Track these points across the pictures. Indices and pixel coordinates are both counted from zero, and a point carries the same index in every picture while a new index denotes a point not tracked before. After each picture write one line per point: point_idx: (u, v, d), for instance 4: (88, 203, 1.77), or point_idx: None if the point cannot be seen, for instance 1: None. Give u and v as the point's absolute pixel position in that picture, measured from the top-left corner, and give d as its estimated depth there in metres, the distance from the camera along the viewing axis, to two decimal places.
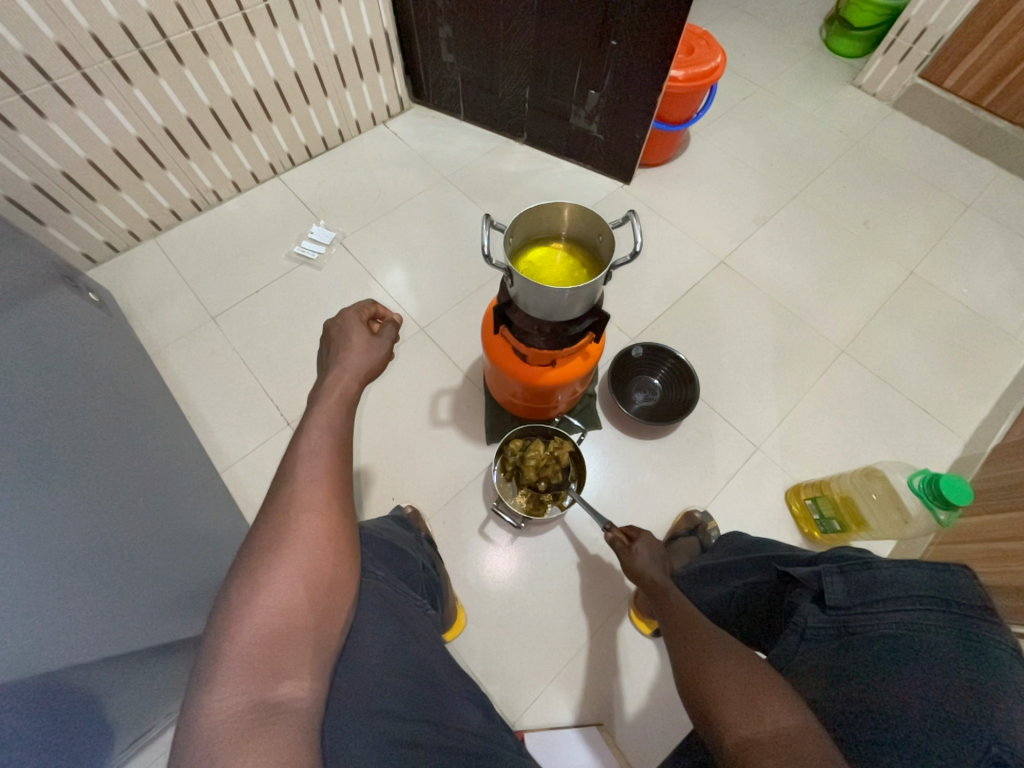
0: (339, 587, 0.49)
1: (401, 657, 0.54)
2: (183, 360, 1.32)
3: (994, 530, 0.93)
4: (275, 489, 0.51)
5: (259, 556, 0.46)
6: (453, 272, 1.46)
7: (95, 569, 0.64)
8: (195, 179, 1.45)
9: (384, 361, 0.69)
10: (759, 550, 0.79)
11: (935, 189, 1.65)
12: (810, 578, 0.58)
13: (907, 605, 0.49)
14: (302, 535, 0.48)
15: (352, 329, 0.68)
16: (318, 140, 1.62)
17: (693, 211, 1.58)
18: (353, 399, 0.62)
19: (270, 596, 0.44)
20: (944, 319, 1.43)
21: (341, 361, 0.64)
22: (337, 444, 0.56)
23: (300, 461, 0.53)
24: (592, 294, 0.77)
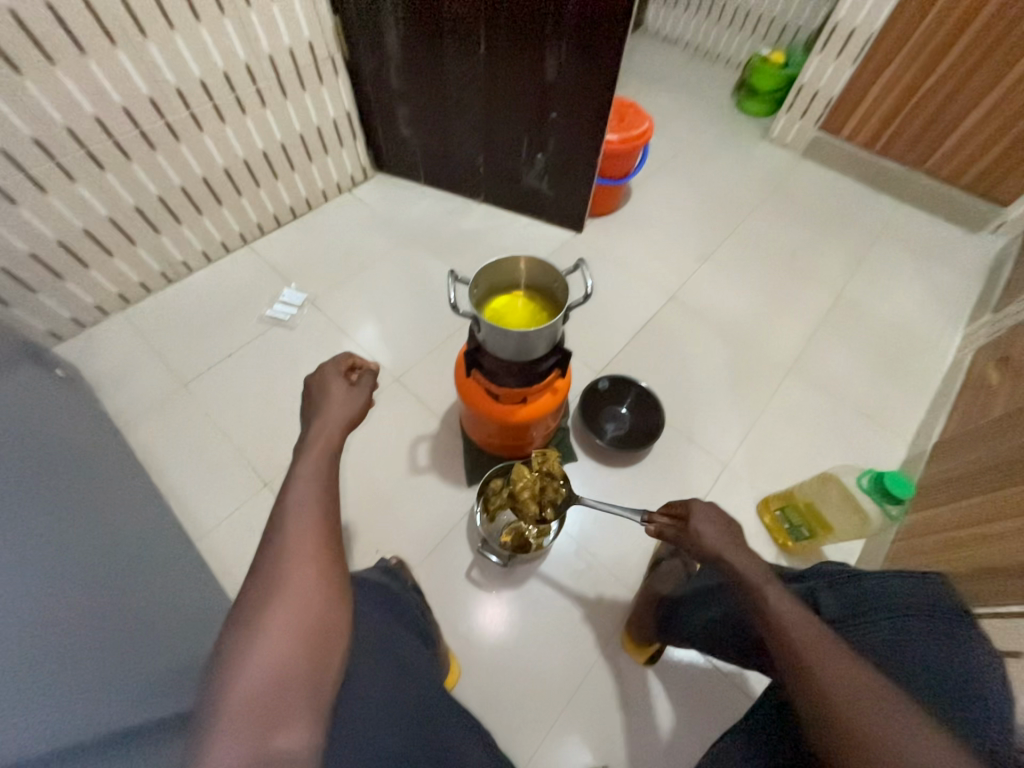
0: (336, 631, 0.49)
1: (401, 697, 0.57)
2: (154, 429, 1.30)
3: (943, 521, 1.01)
4: (266, 539, 0.52)
5: (253, 608, 0.47)
6: (424, 323, 1.52)
7: (67, 651, 0.61)
8: (166, 252, 1.49)
9: (365, 407, 0.71)
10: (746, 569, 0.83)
11: (848, 222, 1.87)
12: (806, 594, 0.68)
13: (899, 618, 0.59)
14: (293, 582, 0.48)
15: (332, 383, 0.71)
16: (286, 209, 1.70)
17: (641, 253, 1.72)
18: (338, 446, 0.64)
19: (264, 646, 0.44)
20: (874, 333, 1.58)
21: (323, 413, 0.67)
22: (324, 490, 0.57)
23: (288, 509, 0.54)
24: (553, 333, 0.84)
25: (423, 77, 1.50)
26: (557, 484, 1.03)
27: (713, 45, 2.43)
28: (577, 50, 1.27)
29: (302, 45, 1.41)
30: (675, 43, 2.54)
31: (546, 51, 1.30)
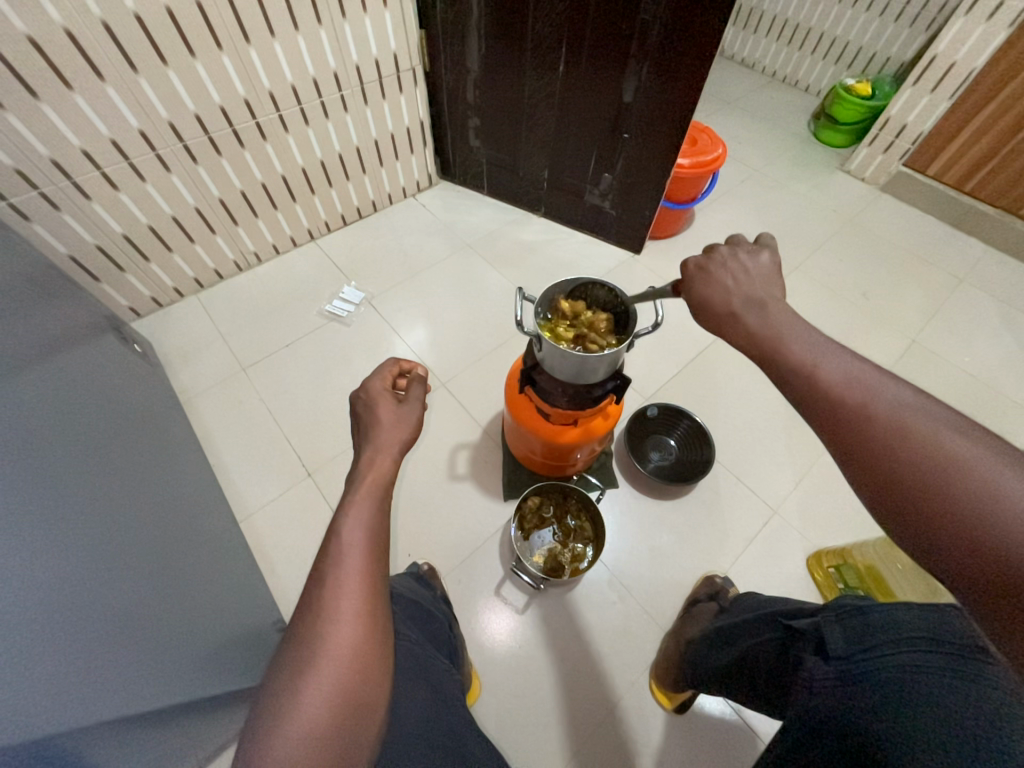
0: (371, 700, 0.47)
1: (434, 727, 0.56)
2: (212, 409, 1.36)
3: None
4: (314, 582, 0.51)
5: (294, 666, 0.46)
6: (474, 331, 1.53)
7: (121, 620, 0.63)
8: (240, 242, 1.57)
9: (415, 434, 0.70)
10: (771, 608, 0.79)
11: (929, 264, 1.75)
12: (812, 630, 0.61)
13: (902, 647, 0.49)
14: (335, 644, 0.47)
15: (382, 406, 0.70)
16: (353, 209, 1.76)
17: None
18: (388, 478, 0.62)
19: (302, 712, 0.43)
20: (951, 386, 1.47)
21: (374, 440, 0.66)
22: (371, 537, 0.55)
23: (334, 558, 0.53)
24: (615, 358, 0.82)
25: (499, 92, 1.53)
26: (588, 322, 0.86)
27: (793, 71, 2.36)
28: (659, 72, 1.26)
29: (388, 55, 1.46)
30: (752, 68, 2.48)
31: (626, 71, 1.29)
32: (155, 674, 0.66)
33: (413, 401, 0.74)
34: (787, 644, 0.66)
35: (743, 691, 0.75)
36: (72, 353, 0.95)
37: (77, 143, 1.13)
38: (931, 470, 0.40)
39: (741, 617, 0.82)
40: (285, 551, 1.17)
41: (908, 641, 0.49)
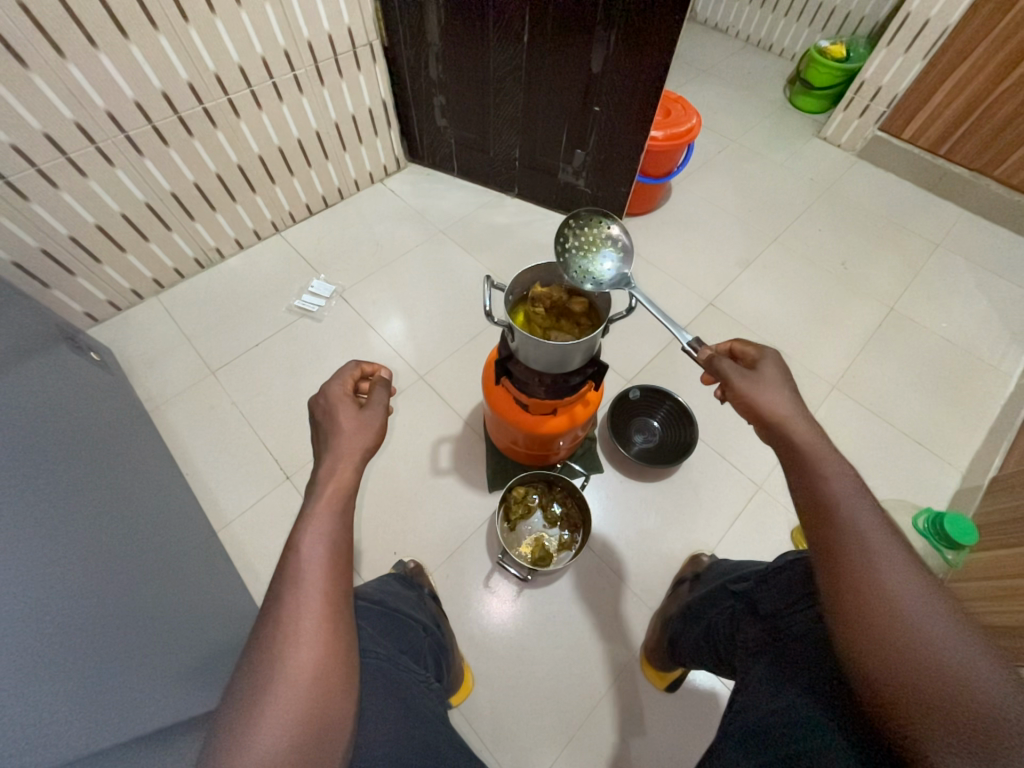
0: (335, 721, 0.46)
1: (408, 744, 0.55)
2: (182, 416, 1.31)
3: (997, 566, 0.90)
4: (271, 603, 0.49)
5: (249, 693, 0.44)
6: (451, 320, 1.49)
7: (83, 646, 0.59)
8: (199, 239, 1.50)
9: (379, 439, 0.67)
10: (727, 575, 0.85)
11: (905, 230, 1.75)
12: (749, 595, 0.71)
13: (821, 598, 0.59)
14: (293, 668, 0.45)
15: (343, 413, 0.67)
16: (318, 198, 1.68)
17: (679, 257, 1.65)
18: (350, 487, 0.60)
19: (259, 743, 0.41)
20: (929, 352, 1.48)
21: (335, 449, 0.62)
22: (332, 552, 0.53)
23: (293, 576, 0.50)
24: (591, 345, 0.79)
25: (463, 66, 1.45)
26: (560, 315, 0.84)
27: (767, 35, 2.30)
28: (628, 40, 1.20)
29: (342, 30, 1.37)
30: (725, 32, 2.41)
31: (593, 40, 1.23)
32: (133, 698, 0.62)
33: (376, 404, 0.70)
34: (733, 611, 0.74)
35: (718, 666, 0.76)
36: (22, 365, 0.90)
37: (6, 139, 1.05)
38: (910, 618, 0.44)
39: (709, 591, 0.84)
40: (266, 557, 1.15)
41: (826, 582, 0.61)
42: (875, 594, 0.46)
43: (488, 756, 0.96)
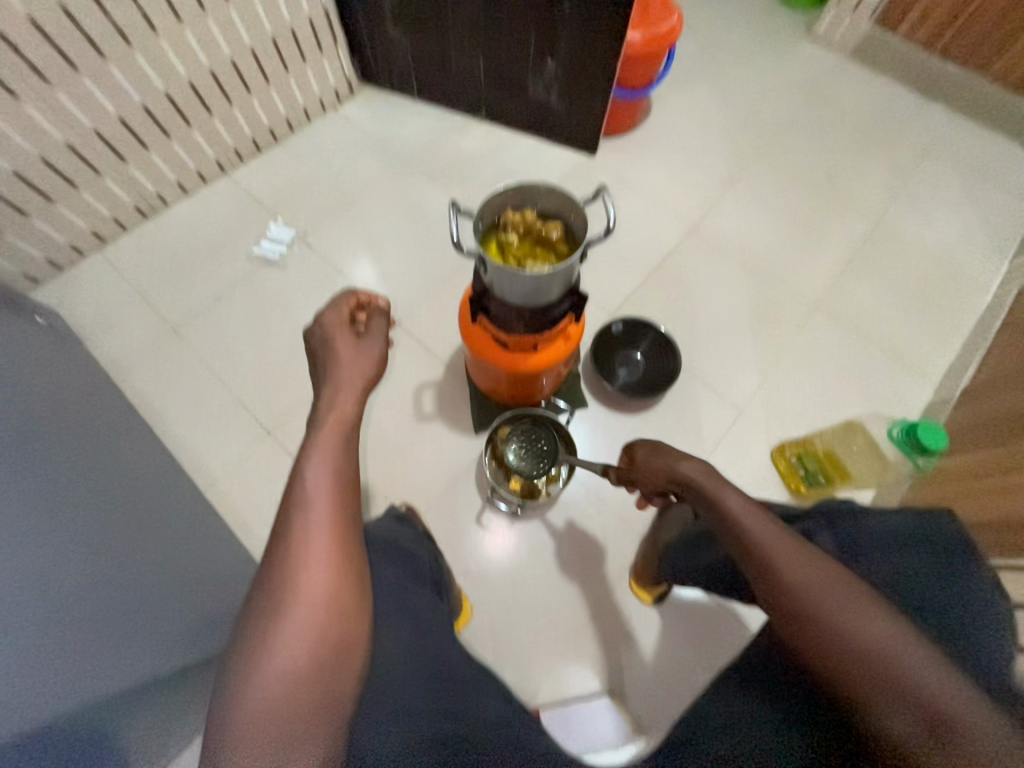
0: (354, 642, 0.46)
1: (422, 659, 0.58)
2: (149, 377, 1.26)
3: (971, 468, 0.97)
4: (278, 529, 0.48)
5: (262, 615, 0.44)
6: (423, 260, 1.41)
7: (40, 614, 0.57)
8: (137, 183, 1.35)
9: (380, 371, 0.63)
10: (753, 512, 0.84)
11: (894, 139, 1.67)
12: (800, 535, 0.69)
13: (894, 553, 0.62)
14: (305, 593, 0.45)
15: (341, 344, 0.63)
16: (265, 130, 1.52)
17: (661, 179, 1.56)
18: (352, 418, 0.57)
19: (276, 659, 0.42)
20: (911, 267, 1.46)
21: (334, 379, 0.59)
22: (337, 482, 0.51)
23: (299, 503, 0.49)
24: (569, 274, 0.75)
25: None
26: (534, 252, 0.79)
27: None
28: None
29: None
30: None
31: None
32: (103, 658, 0.61)
33: (375, 333, 0.66)
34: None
35: (726, 590, 0.81)
36: None
37: None
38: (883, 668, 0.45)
39: None
40: (258, 511, 1.15)
41: (904, 547, 0.62)
42: (842, 656, 0.47)
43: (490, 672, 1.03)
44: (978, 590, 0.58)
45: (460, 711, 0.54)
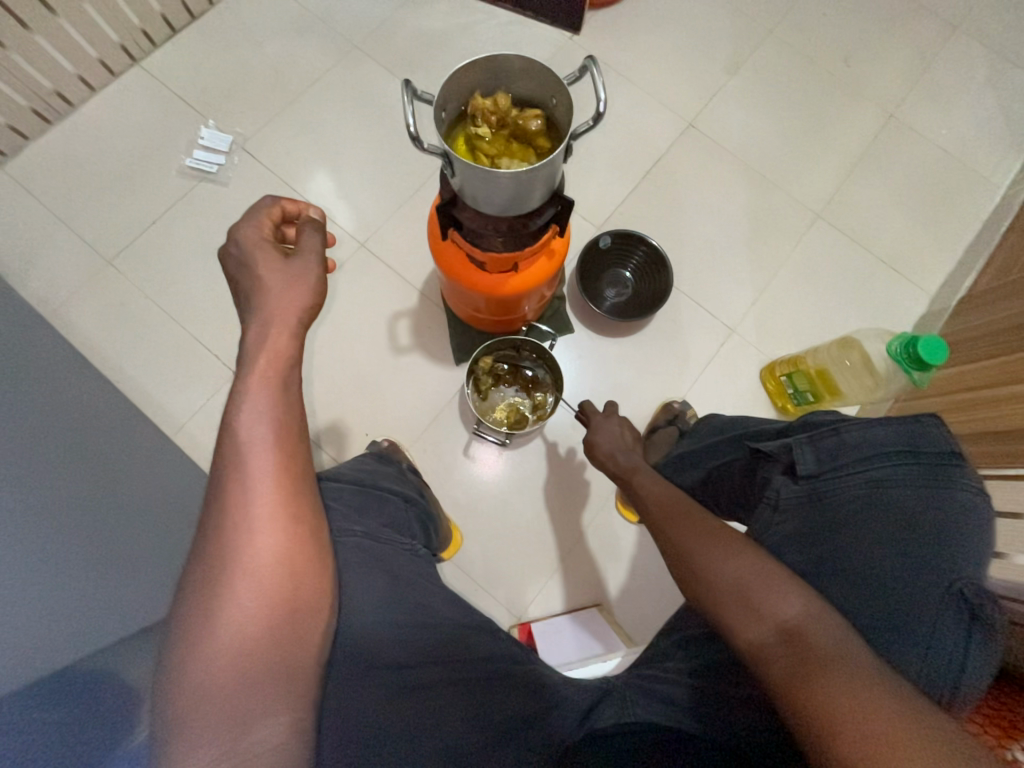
0: (311, 597, 0.45)
1: (400, 610, 0.55)
2: (89, 316, 1.13)
3: (966, 379, 0.96)
4: (216, 488, 0.44)
5: (208, 577, 0.42)
6: (386, 171, 1.24)
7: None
8: (25, 77, 1.11)
9: (321, 296, 0.54)
10: (734, 427, 0.81)
11: (922, 9, 1.45)
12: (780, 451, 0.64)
13: (874, 463, 0.58)
14: (252, 555, 0.43)
15: (264, 267, 0.53)
16: (176, 5, 1.24)
17: (656, 64, 1.35)
18: (289, 355, 0.49)
19: (224, 624, 0.41)
20: (921, 167, 1.34)
21: (260, 311, 0.50)
22: (276, 432, 0.46)
23: (234, 458, 0.44)
24: (551, 174, 0.65)
25: None
26: (506, 148, 0.67)
27: None
28: None
29: None
30: None
31: None
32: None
33: (306, 250, 0.55)
34: (754, 463, 0.70)
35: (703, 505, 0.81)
36: None
37: None
38: (741, 597, 0.49)
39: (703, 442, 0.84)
40: None
41: (888, 455, 0.58)
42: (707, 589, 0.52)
43: (481, 592, 1.07)
44: (960, 494, 0.55)
45: (442, 656, 0.54)
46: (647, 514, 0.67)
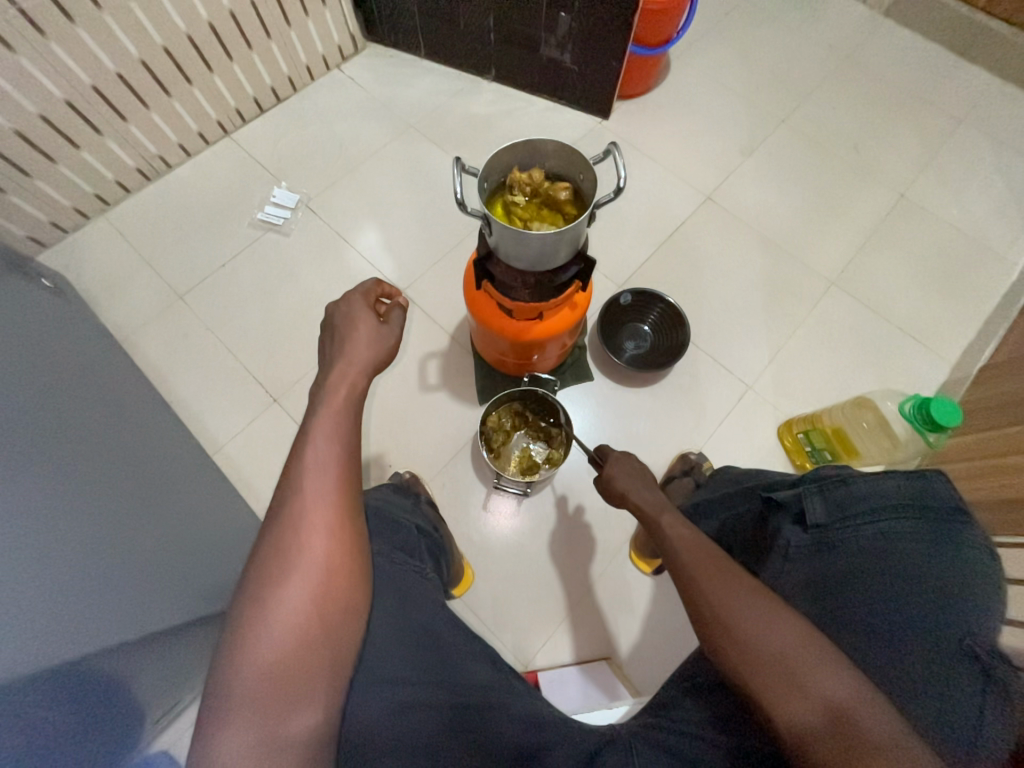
0: (350, 606, 0.49)
1: (406, 630, 0.59)
2: (156, 342, 1.26)
3: (983, 445, 0.97)
4: (282, 495, 0.50)
5: (267, 576, 0.47)
6: (429, 228, 1.38)
7: (15, 574, 0.56)
8: (137, 144, 1.32)
9: (391, 357, 0.64)
10: (750, 480, 0.82)
11: (927, 105, 1.57)
12: (791, 501, 0.66)
13: (886, 516, 0.59)
14: (308, 558, 0.48)
15: (363, 324, 0.63)
16: (267, 91, 1.47)
17: (677, 146, 1.49)
18: (361, 396, 0.59)
19: (280, 621, 0.46)
20: (934, 242, 1.40)
21: (344, 356, 0.60)
22: (340, 452, 0.53)
23: (302, 471, 0.51)
24: (576, 237, 0.73)
25: None
26: (540, 216, 0.77)
27: None
28: None
29: None
30: None
31: None
32: (86, 616, 0.62)
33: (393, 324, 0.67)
34: (766, 513, 0.70)
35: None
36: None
37: None
38: (783, 671, 0.47)
39: (719, 493, 0.85)
40: (263, 475, 1.17)
41: (897, 508, 0.59)
42: (746, 654, 0.50)
43: (489, 635, 1.06)
44: (967, 549, 0.55)
45: (440, 678, 0.56)
46: (677, 558, 0.61)
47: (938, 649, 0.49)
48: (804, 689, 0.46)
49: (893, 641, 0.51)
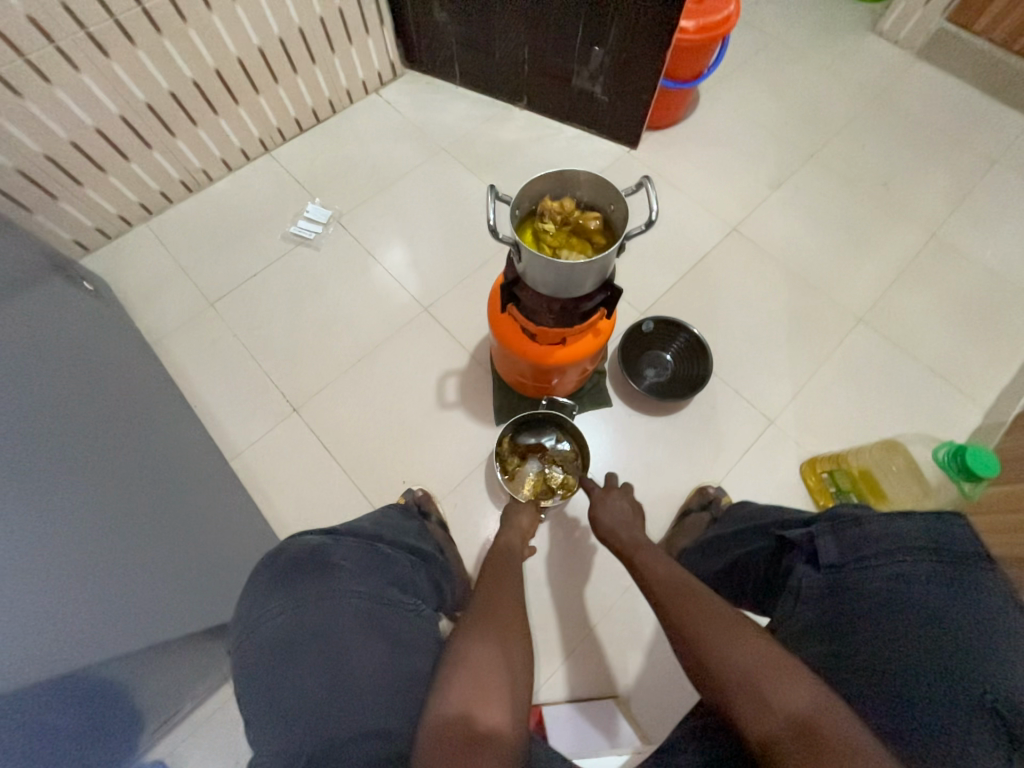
0: None
1: (397, 674, 0.59)
2: (185, 347, 1.30)
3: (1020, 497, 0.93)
4: None
5: None
6: (455, 248, 1.40)
7: (30, 575, 0.56)
8: (183, 157, 1.39)
9: None
10: (760, 514, 0.80)
11: (960, 145, 1.56)
12: (804, 541, 0.64)
13: (898, 557, 0.55)
14: None
15: None
16: (308, 112, 1.53)
17: (704, 177, 1.50)
18: None
19: None
20: (966, 283, 1.37)
21: None
22: None
23: None
24: (605, 266, 0.73)
25: None
26: (571, 246, 0.77)
27: None
28: None
29: None
30: None
31: None
32: (98, 622, 0.62)
33: None
34: (779, 552, 0.69)
35: (730, 594, 0.79)
36: (36, 289, 0.87)
37: None
38: (745, 680, 0.50)
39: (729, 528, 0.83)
40: (278, 483, 1.17)
41: (911, 548, 0.55)
42: (714, 670, 0.53)
43: None
44: (985, 596, 0.51)
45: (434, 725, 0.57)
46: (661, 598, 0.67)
47: (956, 707, 0.45)
48: (763, 695, 0.48)
49: (906, 695, 0.47)
